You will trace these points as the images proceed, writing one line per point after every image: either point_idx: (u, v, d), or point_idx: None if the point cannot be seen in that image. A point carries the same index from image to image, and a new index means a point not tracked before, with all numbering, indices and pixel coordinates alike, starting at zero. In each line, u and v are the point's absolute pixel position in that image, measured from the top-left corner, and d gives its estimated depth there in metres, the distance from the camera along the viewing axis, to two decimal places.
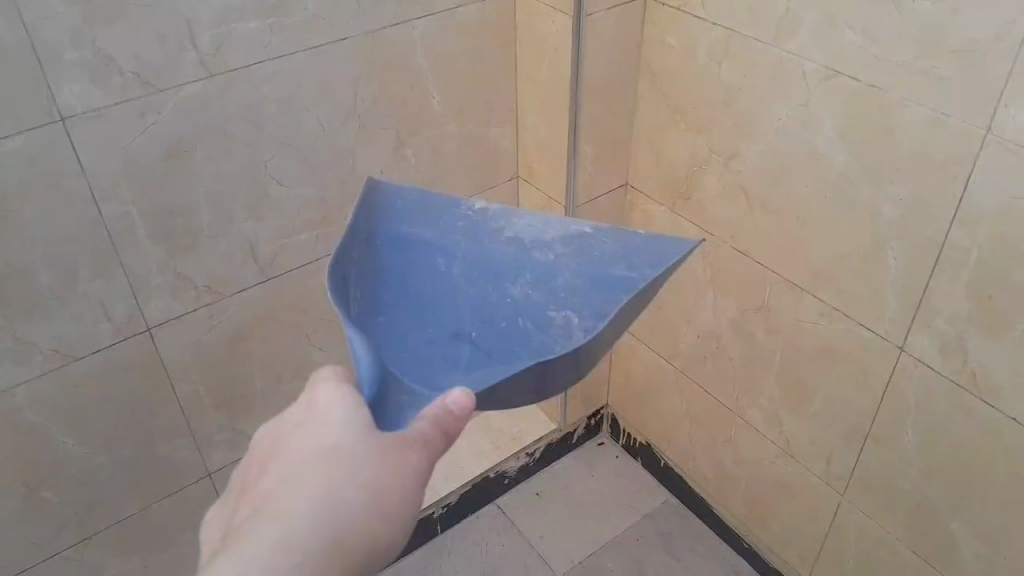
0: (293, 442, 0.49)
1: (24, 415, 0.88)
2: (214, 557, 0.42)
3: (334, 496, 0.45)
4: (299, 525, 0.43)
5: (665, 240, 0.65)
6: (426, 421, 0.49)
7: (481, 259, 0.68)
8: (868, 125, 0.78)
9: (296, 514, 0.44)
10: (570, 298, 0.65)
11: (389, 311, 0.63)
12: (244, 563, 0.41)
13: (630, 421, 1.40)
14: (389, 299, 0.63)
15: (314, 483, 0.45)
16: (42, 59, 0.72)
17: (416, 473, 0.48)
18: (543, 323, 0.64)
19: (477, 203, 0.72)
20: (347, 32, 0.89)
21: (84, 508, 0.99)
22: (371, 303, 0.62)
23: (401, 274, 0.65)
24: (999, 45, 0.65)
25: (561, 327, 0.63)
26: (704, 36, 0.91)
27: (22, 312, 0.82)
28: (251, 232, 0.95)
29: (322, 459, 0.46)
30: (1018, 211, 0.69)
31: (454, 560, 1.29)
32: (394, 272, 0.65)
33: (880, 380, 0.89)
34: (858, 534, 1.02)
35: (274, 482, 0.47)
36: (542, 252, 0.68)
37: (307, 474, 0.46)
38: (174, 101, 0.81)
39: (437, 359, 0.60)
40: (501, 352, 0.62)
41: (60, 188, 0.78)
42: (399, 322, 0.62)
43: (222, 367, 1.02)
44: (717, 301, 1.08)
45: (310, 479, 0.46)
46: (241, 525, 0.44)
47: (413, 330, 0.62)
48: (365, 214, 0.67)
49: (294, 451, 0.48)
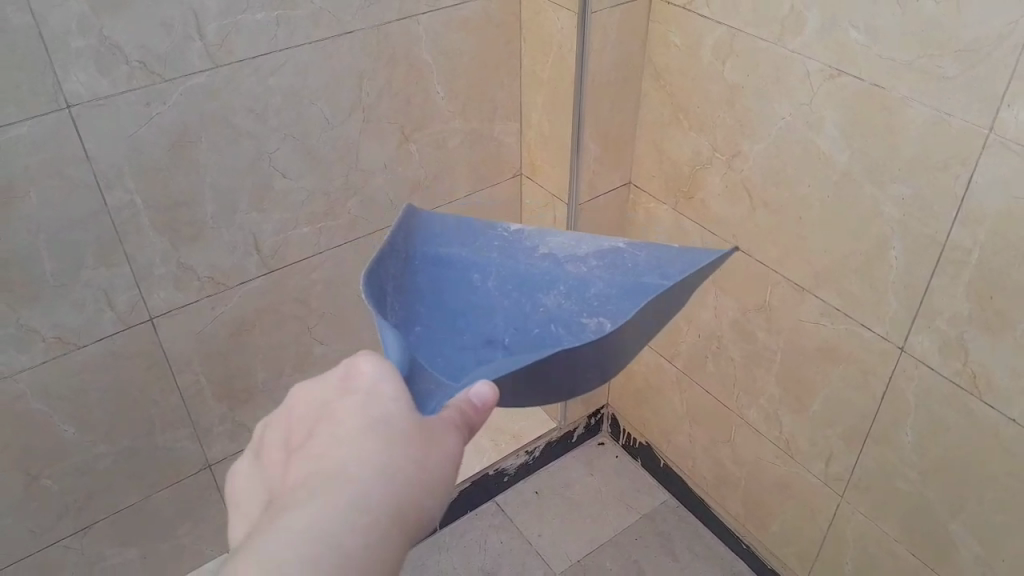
0: (338, 407, 0.45)
1: (25, 401, 0.89)
2: (269, 524, 0.38)
3: (390, 471, 0.41)
4: (362, 498, 0.40)
5: (695, 248, 0.65)
6: (452, 411, 0.46)
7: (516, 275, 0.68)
8: (871, 124, 0.78)
9: (357, 483, 0.40)
10: (603, 306, 0.65)
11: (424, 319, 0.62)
12: (304, 539, 0.37)
13: (630, 421, 1.40)
14: (425, 308, 0.63)
15: (370, 452, 0.42)
16: (49, 47, 0.72)
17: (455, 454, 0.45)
18: (576, 327, 0.63)
19: (512, 227, 0.73)
20: (354, 25, 0.89)
21: (83, 496, 1.00)
22: (409, 311, 0.62)
23: (439, 285, 0.66)
24: (1003, 45, 0.65)
25: (594, 328, 0.61)
26: (707, 34, 0.91)
27: (26, 298, 0.83)
28: (254, 224, 0.95)
29: (376, 430, 0.43)
30: (1019, 210, 0.69)
31: (452, 556, 1.29)
32: (432, 282, 0.65)
33: (880, 380, 0.90)
34: (856, 536, 1.03)
35: (321, 445, 0.43)
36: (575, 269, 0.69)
37: (360, 443, 0.42)
38: (179, 91, 0.81)
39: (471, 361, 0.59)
40: (536, 347, 0.60)
41: (66, 176, 0.79)
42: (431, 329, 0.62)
43: (224, 358, 1.03)
44: (719, 300, 1.08)
45: (367, 447, 0.42)
46: (292, 492, 0.40)
47: (447, 336, 0.62)
48: (403, 234, 0.68)
49: (341, 414, 0.44)
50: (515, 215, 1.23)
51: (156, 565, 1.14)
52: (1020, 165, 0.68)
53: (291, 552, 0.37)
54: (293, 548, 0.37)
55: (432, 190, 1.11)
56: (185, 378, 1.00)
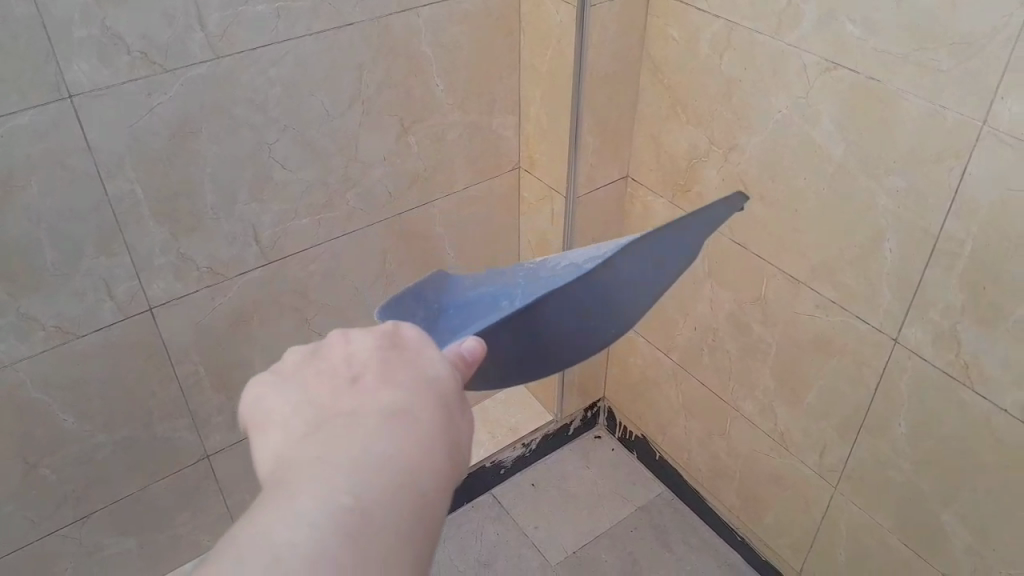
0: (394, 356, 0.41)
1: (25, 390, 0.89)
2: (346, 466, 0.35)
3: (450, 433, 0.39)
4: (428, 451, 0.37)
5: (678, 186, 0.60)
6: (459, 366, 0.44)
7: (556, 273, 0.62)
8: (867, 117, 0.78)
9: (426, 440, 0.37)
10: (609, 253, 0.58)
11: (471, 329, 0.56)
12: (390, 496, 0.34)
13: (626, 415, 1.41)
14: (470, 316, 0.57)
15: (433, 411, 0.39)
16: (52, 37, 0.72)
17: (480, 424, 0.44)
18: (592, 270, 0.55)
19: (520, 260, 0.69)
20: (355, 17, 0.90)
21: (82, 485, 1.00)
22: (453, 318, 0.56)
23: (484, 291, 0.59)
24: (997, 39, 0.66)
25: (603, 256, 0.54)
26: (706, 28, 0.92)
27: (27, 286, 0.83)
28: (254, 215, 0.96)
29: (437, 380, 0.41)
30: (1012, 202, 0.70)
31: (449, 547, 1.29)
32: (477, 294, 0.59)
33: (874, 372, 0.90)
34: (849, 527, 1.03)
35: (380, 386, 0.39)
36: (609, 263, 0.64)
37: (424, 399, 0.39)
38: (180, 82, 0.81)
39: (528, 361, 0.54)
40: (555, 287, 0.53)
41: (67, 166, 0.79)
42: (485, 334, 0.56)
43: (223, 349, 1.03)
44: (715, 294, 1.08)
45: (432, 401, 0.39)
46: (359, 433, 0.36)
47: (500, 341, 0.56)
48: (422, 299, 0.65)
49: (401, 355, 0.42)
50: (513, 208, 1.23)
51: (154, 556, 1.14)
52: (1013, 158, 0.68)
53: (379, 508, 0.34)
54: (380, 505, 0.34)
55: (431, 183, 1.11)
56: (183, 368, 1.01)
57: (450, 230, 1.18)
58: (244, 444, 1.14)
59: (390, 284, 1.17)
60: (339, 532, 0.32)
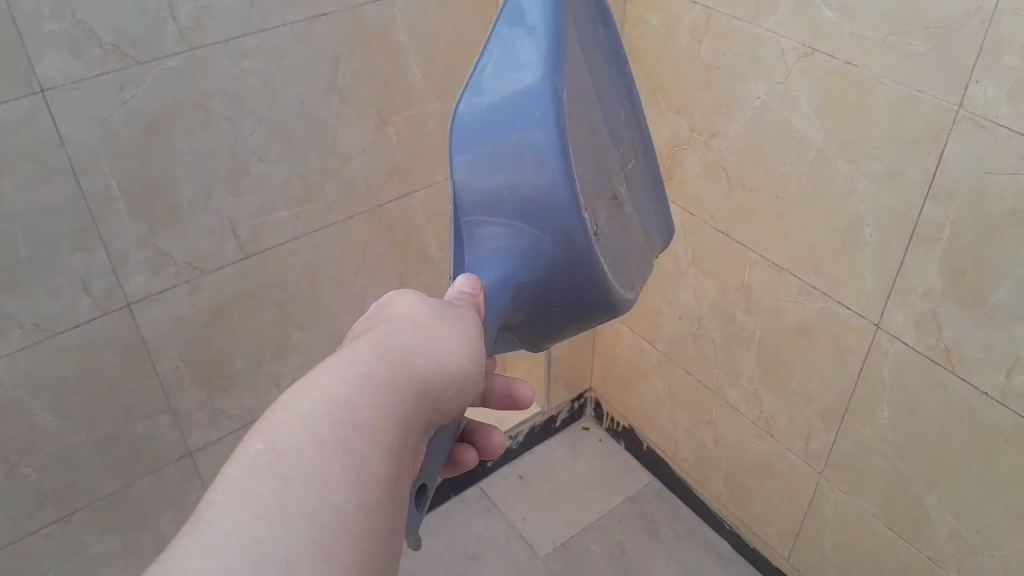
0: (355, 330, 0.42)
1: (3, 389, 0.88)
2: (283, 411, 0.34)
3: (401, 360, 0.38)
4: (371, 377, 0.36)
5: None
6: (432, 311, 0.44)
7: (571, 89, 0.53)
8: (845, 102, 0.78)
9: (371, 369, 0.37)
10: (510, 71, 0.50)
11: (528, 267, 0.53)
12: (323, 419, 0.34)
13: (613, 406, 1.41)
14: (530, 254, 0.52)
15: (378, 347, 0.38)
16: (21, 30, 0.71)
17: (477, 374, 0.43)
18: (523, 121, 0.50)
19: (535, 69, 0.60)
20: (329, 7, 0.89)
21: (64, 485, 0.99)
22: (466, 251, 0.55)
23: (541, 190, 0.50)
24: (971, 21, 0.65)
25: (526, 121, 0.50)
26: (684, 15, 0.92)
27: (3, 285, 0.82)
28: (231, 209, 0.95)
29: (386, 326, 0.40)
30: (989, 185, 0.70)
31: (436, 541, 1.29)
32: (528, 192, 0.50)
33: (856, 357, 0.90)
34: (834, 513, 1.04)
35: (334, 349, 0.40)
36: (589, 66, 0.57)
37: (370, 339, 0.39)
38: (153, 74, 0.81)
39: (599, 301, 0.56)
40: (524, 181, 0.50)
41: (41, 162, 0.78)
42: (547, 264, 0.53)
43: (204, 345, 1.02)
44: (698, 282, 1.08)
45: (378, 340, 0.39)
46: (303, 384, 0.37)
47: (565, 272, 0.53)
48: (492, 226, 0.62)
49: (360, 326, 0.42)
50: None
51: (139, 554, 1.14)
52: (988, 141, 0.68)
53: (310, 433, 0.33)
54: (312, 429, 0.33)
55: (412, 175, 1.11)
56: (164, 364, 1.00)
57: (432, 222, 1.18)
58: (228, 441, 1.13)
59: (372, 278, 1.16)
60: (265, 468, 0.32)
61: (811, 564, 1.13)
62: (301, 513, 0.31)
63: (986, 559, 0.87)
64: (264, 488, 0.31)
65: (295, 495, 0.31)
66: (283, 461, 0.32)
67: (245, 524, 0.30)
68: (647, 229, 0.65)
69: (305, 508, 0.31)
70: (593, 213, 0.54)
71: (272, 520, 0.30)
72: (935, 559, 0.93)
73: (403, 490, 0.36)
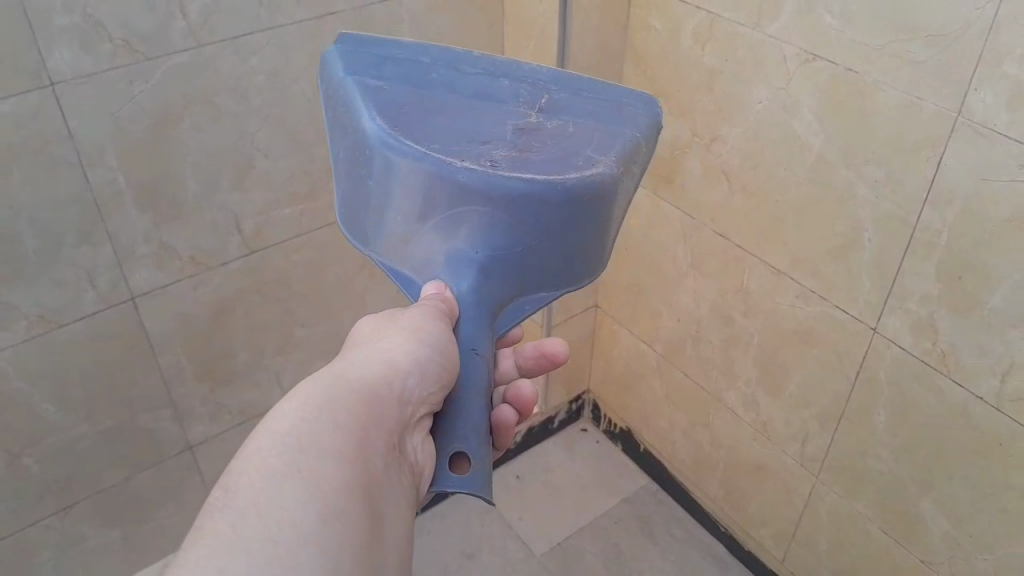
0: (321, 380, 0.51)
1: (7, 379, 0.89)
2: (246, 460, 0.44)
3: (341, 395, 0.47)
4: (310, 413, 0.45)
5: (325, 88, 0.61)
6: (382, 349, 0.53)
7: (400, 105, 0.58)
8: (844, 107, 0.79)
9: (313, 407, 0.45)
10: (354, 156, 0.58)
11: (468, 239, 0.56)
12: (271, 460, 0.42)
13: (610, 407, 1.41)
14: (469, 236, 0.56)
15: (322, 387, 0.47)
16: (33, 24, 0.72)
17: (435, 378, 0.51)
18: (379, 167, 0.56)
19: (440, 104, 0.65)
20: (336, 5, 0.90)
21: (65, 477, 1.00)
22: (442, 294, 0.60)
23: (425, 181, 0.54)
24: (970, 31, 0.66)
25: (378, 165, 0.56)
26: (688, 19, 0.92)
27: (9, 276, 0.83)
28: (236, 204, 0.95)
29: (334, 372, 0.49)
30: (986, 192, 0.71)
31: (433, 539, 1.29)
32: (419, 192, 0.55)
33: (854, 361, 0.91)
34: (829, 515, 1.05)
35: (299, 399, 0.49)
36: (424, 74, 0.61)
37: (317, 383, 0.48)
38: (161, 70, 0.81)
39: (562, 206, 0.55)
40: (415, 193, 0.55)
41: (50, 154, 0.79)
42: (478, 223, 0.55)
43: (206, 340, 1.03)
44: (697, 285, 1.09)
45: (323, 383, 0.48)
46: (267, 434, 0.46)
47: (496, 208, 0.54)
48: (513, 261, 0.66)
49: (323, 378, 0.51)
50: None
51: (137, 547, 1.15)
52: (985, 147, 0.69)
53: (259, 474, 0.42)
54: (259, 471, 0.42)
55: None
56: (166, 357, 1.00)
57: None
58: (227, 436, 1.14)
59: (373, 276, 1.17)
60: (226, 509, 0.40)
61: (804, 566, 1.14)
62: (251, 537, 0.39)
63: (979, 563, 0.88)
64: (225, 525, 0.40)
65: (248, 525, 0.39)
66: (239, 498, 0.41)
67: (208, 553, 0.38)
68: (605, 115, 0.61)
69: (254, 533, 0.39)
70: (490, 156, 0.55)
71: (232, 545, 0.39)
72: (928, 562, 0.94)
73: (364, 494, 0.44)
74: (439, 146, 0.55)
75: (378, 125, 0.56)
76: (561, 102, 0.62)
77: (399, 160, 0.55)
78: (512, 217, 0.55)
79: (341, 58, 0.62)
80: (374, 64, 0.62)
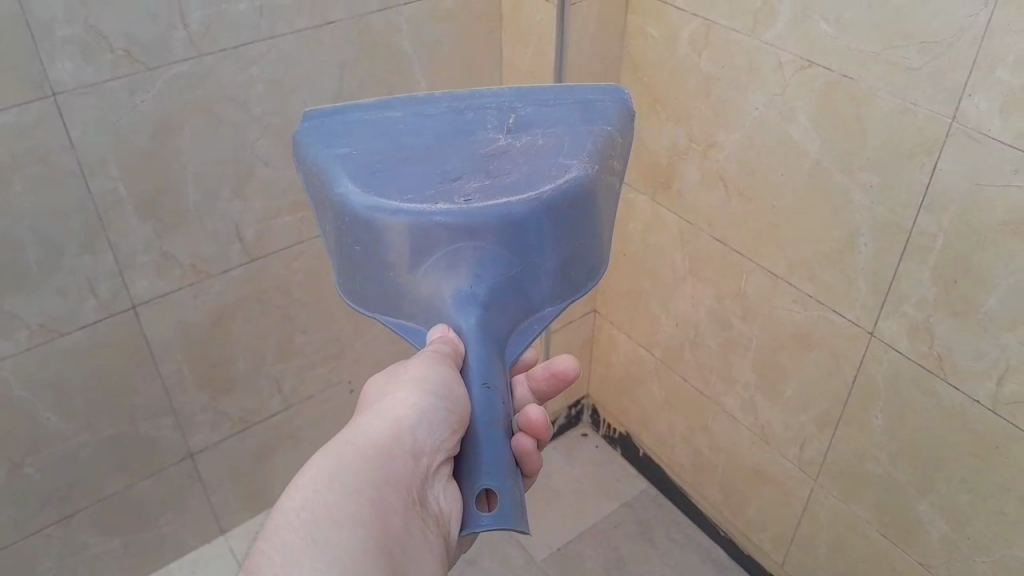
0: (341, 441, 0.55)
1: (8, 389, 0.89)
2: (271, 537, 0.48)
3: (352, 462, 0.50)
4: (321, 486, 0.49)
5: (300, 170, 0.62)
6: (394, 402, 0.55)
7: (372, 163, 0.59)
8: (840, 114, 0.80)
9: (324, 479, 0.49)
10: (336, 227, 0.58)
11: (466, 275, 0.56)
12: (289, 537, 0.47)
13: (610, 412, 1.42)
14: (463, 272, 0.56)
15: (335, 456, 0.51)
16: (35, 35, 0.73)
17: (446, 425, 0.53)
18: (362, 230, 0.56)
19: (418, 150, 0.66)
20: (336, 14, 0.90)
21: (66, 485, 1.01)
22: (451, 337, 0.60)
23: (409, 230, 0.55)
24: (963, 38, 0.67)
25: (361, 228, 0.56)
26: (685, 27, 0.93)
27: (11, 285, 0.84)
28: (236, 213, 0.96)
29: (346, 437, 0.53)
30: (981, 196, 0.72)
31: None
32: (406, 242, 0.56)
33: (852, 365, 0.92)
34: (828, 518, 1.05)
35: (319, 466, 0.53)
36: (391, 125, 0.63)
37: (330, 451, 0.51)
38: (162, 80, 0.82)
39: (546, 219, 0.56)
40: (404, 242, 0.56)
41: (51, 164, 0.80)
42: (472, 258, 0.56)
43: (206, 348, 1.03)
44: (696, 290, 1.09)
45: (335, 451, 0.51)
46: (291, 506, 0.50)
47: (485, 238, 0.55)
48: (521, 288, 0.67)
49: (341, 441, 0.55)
50: None
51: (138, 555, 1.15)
52: (979, 152, 0.70)
53: (278, 553, 0.46)
54: (280, 549, 0.46)
55: None
56: (166, 365, 1.01)
57: None
58: (227, 443, 1.14)
59: None
60: None
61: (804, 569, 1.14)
62: None
63: (977, 564, 0.88)
64: None
65: None
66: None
67: None
68: (570, 118, 0.62)
69: None
70: (467, 190, 0.56)
71: None
72: (926, 564, 0.94)
73: (378, 556, 0.47)
74: (416, 194, 0.56)
75: (354, 190, 0.57)
76: (528, 118, 0.63)
77: (381, 216, 0.55)
78: (500, 245, 0.55)
79: (307, 138, 0.63)
80: (341, 132, 0.63)
